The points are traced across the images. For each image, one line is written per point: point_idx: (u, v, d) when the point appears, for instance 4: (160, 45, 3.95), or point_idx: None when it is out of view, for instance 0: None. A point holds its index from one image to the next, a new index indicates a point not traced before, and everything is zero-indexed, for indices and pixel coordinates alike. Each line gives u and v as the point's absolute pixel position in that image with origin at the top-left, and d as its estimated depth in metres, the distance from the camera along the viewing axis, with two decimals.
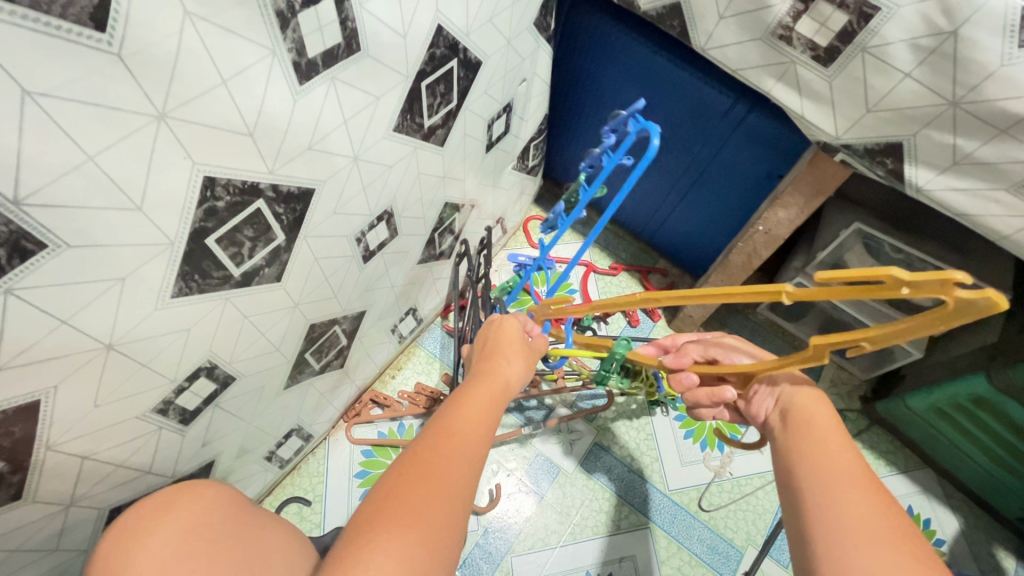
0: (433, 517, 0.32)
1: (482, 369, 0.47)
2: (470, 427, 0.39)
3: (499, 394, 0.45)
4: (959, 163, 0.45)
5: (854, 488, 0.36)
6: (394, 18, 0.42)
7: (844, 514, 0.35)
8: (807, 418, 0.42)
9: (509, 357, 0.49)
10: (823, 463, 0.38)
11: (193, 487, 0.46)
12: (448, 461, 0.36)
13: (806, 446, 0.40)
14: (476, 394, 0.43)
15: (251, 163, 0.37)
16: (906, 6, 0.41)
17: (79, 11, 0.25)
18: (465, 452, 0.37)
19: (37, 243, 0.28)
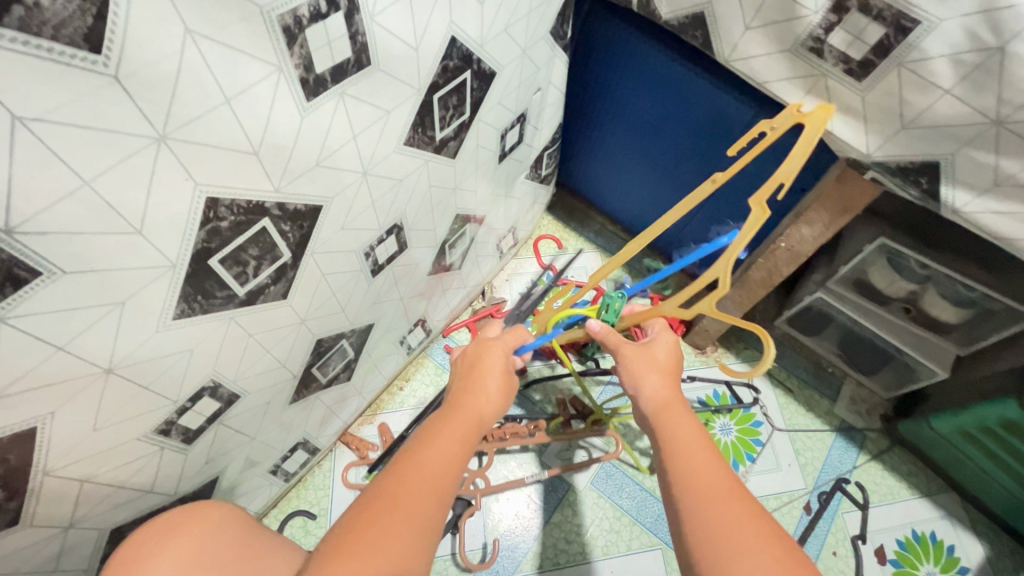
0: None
1: (454, 400, 0.46)
2: (442, 457, 0.39)
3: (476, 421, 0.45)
4: (1001, 185, 0.42)
5: (735, 511, 0.36)
6: (405, 31, 0.40)
7: (721, 534, 0.35)
8: (679, 434, 0.43)
9: (484, 382, 0.48)
10: (700, 479, 0.39)
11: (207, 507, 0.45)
12: (406, 506, 0.34)
13: (682, 463, 0.40)
14: (445, 423, 0.43)
15: (255, 181, 0.36)
16: (950, 19, 0.38)
17: (73, 32, 0.23)
18: (434, 491, 0.36)
19: (30, 270, 0.27)
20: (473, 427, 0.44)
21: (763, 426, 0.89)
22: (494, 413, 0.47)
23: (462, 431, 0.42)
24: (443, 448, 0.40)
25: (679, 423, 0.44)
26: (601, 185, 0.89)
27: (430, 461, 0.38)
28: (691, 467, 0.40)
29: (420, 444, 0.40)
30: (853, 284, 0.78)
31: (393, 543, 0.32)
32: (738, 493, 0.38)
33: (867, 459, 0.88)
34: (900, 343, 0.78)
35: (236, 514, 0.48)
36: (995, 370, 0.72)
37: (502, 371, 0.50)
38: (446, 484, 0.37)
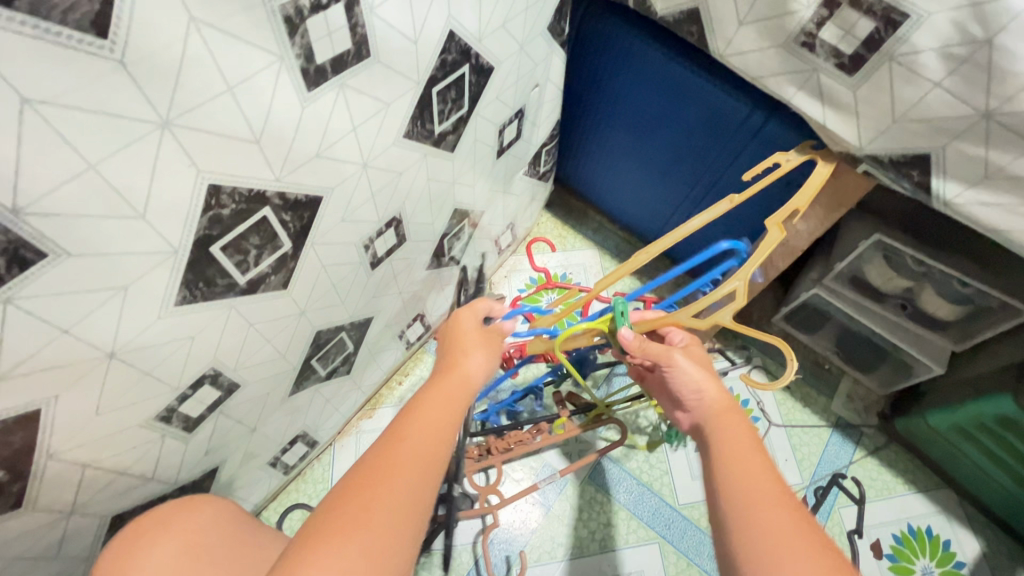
0: (383, 549, 0.31)
1: (445, 366, 0.47)
2: (432, 424, 0.39)
3: (462, 389, 0.44)
4: (991, 178, 0.43)
5: (785, 519, 0.35)
6: (404, 23, 0.41)
7: (769, 538, 0.34)
8: (729, 440, 0.42)
9: (470, 348, 0.49)
10: (747, 482, 0.38)
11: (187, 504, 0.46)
12: (397, 479, 0.34)
13: (729, 467, 0.39)
14: (438, 390, 0.43)
15: (256, 170, 0.36)
16: (938, 13, 0.39)
17: (80, 17, 0.24)
18: (422, 460, 0.36)
19: (36, 252, 0.28)
20: (461, 390, 0.44)
21: (760, 421, 0.90)
22: (482, 371, 0.47)
23: (443, 404, 0.41)
24: (424, 423, 0.39)
25: (730, 429, 0.43)
26: (600, 183, 0.89)
27: (422, 430, 0.38)
28: (740, 471, 0.39)
29: (412, 412, 0.40)
30: (849, 280, 0.79)
31: (382, 517, 0.32)
32: (791, 505, 0.36)
33: (864, 455, 0.88)
34: (896, 340, 0.79)
35: (222, 506, 0.49)
36: (991, 366, 0.72)
37: (482, 333, 0.51)
38: (437, 452, 0.38)
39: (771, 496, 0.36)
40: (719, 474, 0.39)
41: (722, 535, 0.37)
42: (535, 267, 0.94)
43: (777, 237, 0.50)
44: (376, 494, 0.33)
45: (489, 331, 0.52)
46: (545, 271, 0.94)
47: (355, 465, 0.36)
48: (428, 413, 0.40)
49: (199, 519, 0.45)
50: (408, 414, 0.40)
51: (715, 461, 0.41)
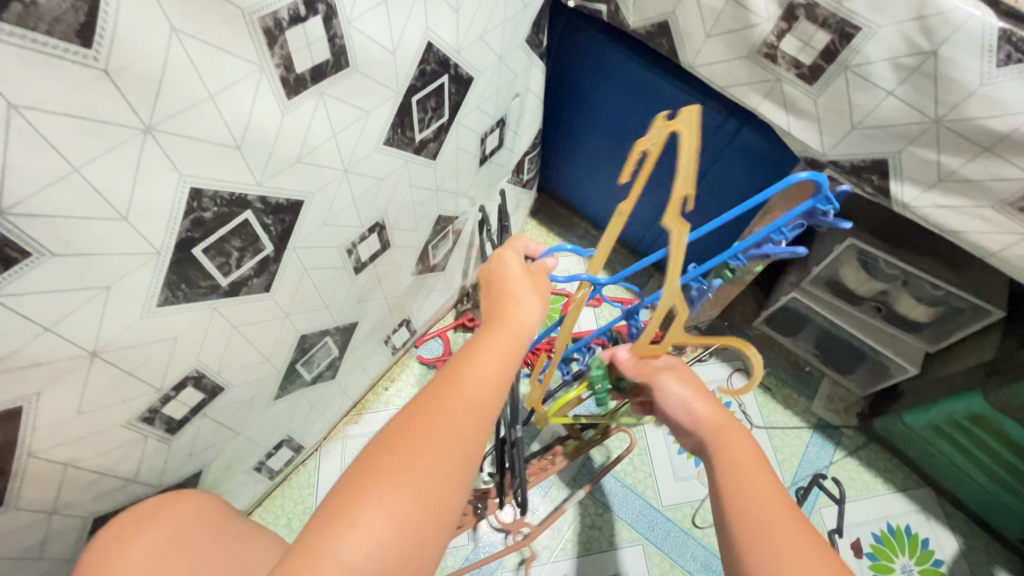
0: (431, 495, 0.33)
1: (497, 312, 0.45)
2: (485, 371, 0.39)
3: (516, 335, 0.43)
4: (944, 181, 0.45)
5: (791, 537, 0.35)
6: (382, 35, 0.42)
7: (777, 550, 0.35)
8: (736, 450, 0.42)
9: (525, 292, 0.47)
10: (753, 491, 0.38)
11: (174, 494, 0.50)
12: (449, 428, 0.35)
13: (735, 480, 0.40)
14: (494, 335, 0.42)
15: (238, 175, 0.38)
16: (887, 26, 0.42)
17: (65, 28, 0.26)
18: (474, 406, 0.37)
19: (21, 251, 0.29)
20: (517, 338, 0.43)
21: (743, 423, 0.91)
22: (538, 315, 0.46)
23: (497, 354, 0.41)
24: (481, 371, 0.39)
25: (736, 439, 0.43)
26: (582, 191, 0.91)
27: (478, 377, 0.39)
28: (741, 483, 0.39)
29: (466, 357, 0.40)
30: (825, 284, 0.81)
31: (434, 465, 0.33)
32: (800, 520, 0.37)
33: (844, 455, 0.90)
34: (872, 341, 0.81)
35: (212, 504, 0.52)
36: (963, 365, 0.74)
37: (529, 277, 0.49)
38: (488, 397, 0.38)
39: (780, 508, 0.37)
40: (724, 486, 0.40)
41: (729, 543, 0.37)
42: None
43: (680, 237, 0.36)
44: (425, 441, 0.34)
45: (536, 276, 0.50)
46: None
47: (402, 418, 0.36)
48: (481, 359, 0.40)
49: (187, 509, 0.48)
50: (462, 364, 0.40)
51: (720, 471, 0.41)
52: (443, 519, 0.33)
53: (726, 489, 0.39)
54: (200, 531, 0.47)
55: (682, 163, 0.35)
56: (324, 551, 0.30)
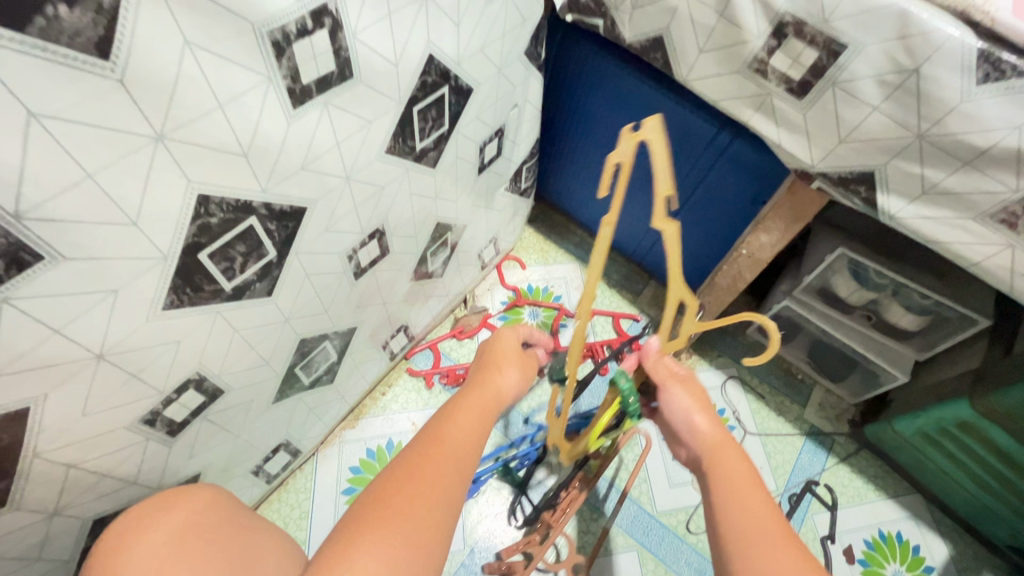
0: (419, 542, 0.34)
1: (478, 376, 0.50)
2: (465, 433, 0.42)
3: (493, 400, 0.47)
4: (928, 194, 0.47)
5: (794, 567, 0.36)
6: (385, 48, 0.44)
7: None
8: (734, 474, 0.43)
9: (504, 361, 0.52)
10: (749, 516, 0.39)
11: (176, 496, 0.49)
12: (435, 480, 0.37)
13: (730, 503, 0.41)
14: (472, 399, 0.46)
15: (244, 182, 0.39)
16: (872, 44, 0.43)
17: (85, 41, 0.27)
18: (455, 467, 0.39)
19: (35, 254, 0.30)
20: (493, 401, 0.47)
21: (737, 430, 0.92)
22: (515, 385, 0.50)
23: (473, 416, 0.44)
24: (461, 431, 0.42)
25: (732, 468, 0.43)
26: (578, 199, 0.93)
27: (459, 441, 0.41)
28: (737, 505, 0.40)
29: (447, 420, 0.43)
30: (817, 292, 0.83)
31: (422, 513, 0.35)
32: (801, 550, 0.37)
33: (836, 461, 0.91)
34: (864, 350, 0.82)
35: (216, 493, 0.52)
36: (951, 373, 0.76)
37: (520, 355, 0.53)
38: (466, 461, 0.40)
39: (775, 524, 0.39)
40: (723, 509, 0.40)
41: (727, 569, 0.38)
42: (507, 285, 0.97)
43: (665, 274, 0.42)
44: (410, 494, 0.36)
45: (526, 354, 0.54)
46: (517, 289, 0.96)
47: (386, 468, 0.38)
48: (463, 421, 0.43)
49: (200, 505, 0.49)
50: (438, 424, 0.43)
51: (718, 496, 0.42)
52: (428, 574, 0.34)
53: (722, 514, 0.40)
54: (216, 528, 0.47)
55: (659, 169, 0.36)
56: None
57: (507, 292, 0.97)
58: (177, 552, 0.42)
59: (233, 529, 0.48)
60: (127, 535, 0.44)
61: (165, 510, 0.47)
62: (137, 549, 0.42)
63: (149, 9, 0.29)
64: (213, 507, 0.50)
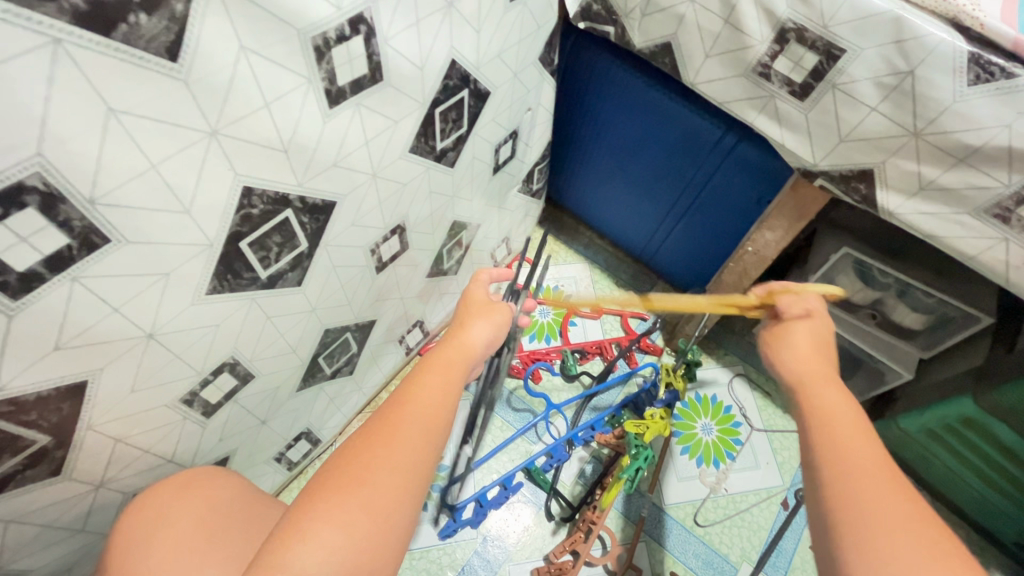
0: (378, 504, 0.36)
1: (446, 337, 0.51)
2: (430, 394, 0.43)
3: (460, 354, 0.48)
4: (925, 189, 0.49)
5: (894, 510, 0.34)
6: (412, 52, 0.47)
7: (870, 526, 0.34)
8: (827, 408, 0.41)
9: (469, 318, 0.53)
10: (841, 452, 0.38)
11: (195, 478, 0.51)
12: (394, 444, 0.38)
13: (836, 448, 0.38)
14: (442, 356, 0.47)
15: (282, 175, 0.42)
16: (869, 48, 0.46)
17: (158, 46, 0.30)
18: (417, 428, 0.40)
19: (103, 237, 0.33)
20: (460, 357, 0.48)
21: (743, 426, 0.92)
22: (482, 338, 0.51)
23: (437, 377, 0.45)
24: (428, 393, 0.43)
25: (827, 400, 0.42)
26: (588, 201, 0.96)
27: (420, 397, 0.42)
28: (847, 446, 0.38)
29: (416, 380, 0.44)
30: None
31: (379, 478, 0.36)
32: (898, 483, 0.36)
33: None
34: (870, 348, 0.84)
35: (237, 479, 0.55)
36: (954, 371, 0.77)
37: (488, 306, 0.55)
38: (430, 419, 0.41)
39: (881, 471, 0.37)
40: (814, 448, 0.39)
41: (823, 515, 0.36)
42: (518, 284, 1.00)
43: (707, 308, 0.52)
44: (368, 459, 0.37)
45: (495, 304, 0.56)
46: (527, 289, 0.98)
47: (353, 433, 0.40)
48: (429, 382, 0.44)
49: (220, 484, 0.52)
50: (403, 388, 0.43)
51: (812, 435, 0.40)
52: (391, 536, 0.36)
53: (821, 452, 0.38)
54: (226, 508, 0.50)
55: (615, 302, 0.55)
56: (279, 562, 0.33)
57: None
58: (194, 550, 0.45)
59: (246, 505, 0.52)
60: (156, 502, 0.47)
61: (189, 488, 0.50)
62: (165, 528, 0.46)
63: (211, 17, 0.32)
64: (232, 488, 0.53)
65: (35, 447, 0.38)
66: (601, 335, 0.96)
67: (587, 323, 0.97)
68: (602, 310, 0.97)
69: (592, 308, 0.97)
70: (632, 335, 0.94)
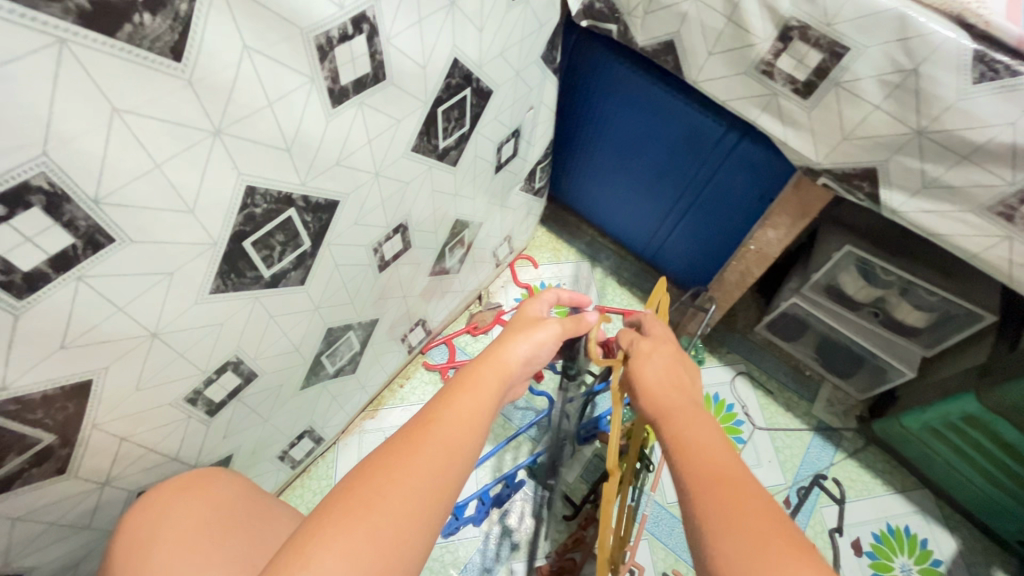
0: (389, 532, 0.34)
1: (482, 354, 0.50)
2: (459, 418, 0.42)
3: (496, 377, 0.47)
4: (928, 187, 0.49)
5: (754, 525, 0.33)
6: (414, 51, 0.47)
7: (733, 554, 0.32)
8: (680, 431, 0.41)
9: (515, 333, 0.52)
10: (703, 468, 0.37)
11: (196, 479, 0.51)
12: (413, 470, 0.37)
13: (702, 480, 0.36)
14: (476, 377, 0.46)
15: (285, 175, 0.42)
16: (873, 46, 0.46)
17: (163, 45, 0.30)
18: (444, 457, 0.39)
19: (107, 236, 0.33)
20: (495, 379, 0.47)
21: (745, 425, 0.93)
22: (523, 355, 0.50)
23: (467, 400, 0.44)
24: (457, 418, 0.42)
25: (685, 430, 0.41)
26: (590, 200, 0.95)
27: (452, 420, 0.41)
28: (702, 477, 0.36)
29: (445, 401, 0.43)
30: (824, 290, 0.84)
31: (394, 505, 0.35)
32: (761, 508, 0.34)
33: (844, 456, 0.92)
34: (872, 346, 0.83)
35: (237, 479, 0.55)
36: (957, 369, 0.77)
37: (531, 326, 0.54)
38: (456, 445, 0.40)
39: (730, 494, 0.35)
40: (682, 476, 0.37)
41: (698, 544, 0.34)
42: (520, 282, 1.00)
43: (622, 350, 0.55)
44: (384, 483, 0.36)
45: (534, 322, 0.55)
46: (529, 287, 0.99)
47: (372, 453, 0.39)
48: (461, 405, 0.43)
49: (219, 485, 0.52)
50: (430, 410, 0.42)
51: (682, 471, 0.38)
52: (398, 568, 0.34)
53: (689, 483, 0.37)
54: (226, 507, 0.50)
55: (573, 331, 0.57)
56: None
57: (519, 290, 0.99)
58: (196, 549, 0.44)
59: (246, 504, 0.52)
60: (159, 502, 0.47)
61: (188, 489, 0.49)
62: (168, 526, 0.45)
63: (215, 17, 0.32)
64: (231, 488, 0.53)
65: (41, 445, 0.39)
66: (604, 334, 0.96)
67: None
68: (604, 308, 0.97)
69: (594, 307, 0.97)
70: None
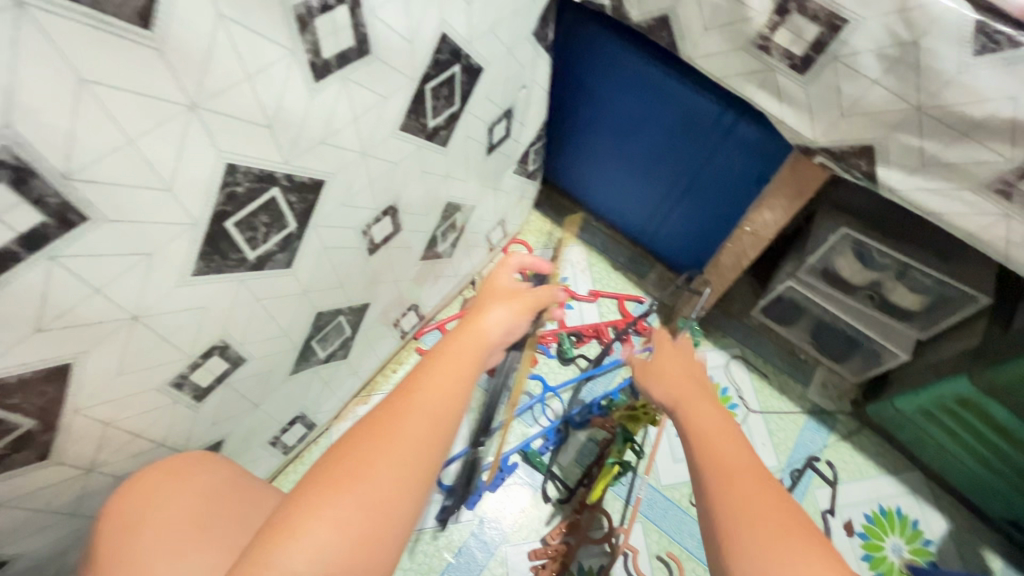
0: (374, 500, 0.34)
1: (462, 322, 0.50)
2: (441, 380, 0.41)
3: (476, 341, 0.47)
4: (926, 165, 0.48)
5: (782, 534, 0.38)
6: (400, 24, 0.45)
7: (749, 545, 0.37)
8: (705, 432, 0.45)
9: (490, 304, 0.52)
10: (722, 461, 0.42)
11: (189, 464, 0.50)
12: (396, 436, 0.37)
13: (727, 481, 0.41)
14: (457, 346, 0.46)
15: (267, 152, 0.41)
16: (872, 18, 0.45)
17: (131, 12, 0.29)
18: (425, 421, 0.38)
19: (80, 215, 0.32)
20: (476, 344, 0.47)
21: (739, 408, 0.94)
22: (499, 324, 0.50)
23: (449, 364, 0.43)
24: (439, 380, 0.41)
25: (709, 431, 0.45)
26: (584, 183, 0.94)
27: (431, 383, 0.41)
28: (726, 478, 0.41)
29: (425, 365, 0.43)
30: (820, 273, 0.84)
31: (379, 472, 0.35)
32: (767, 494, 0.40)
33: (837, 439, 0.93)
34: (866, 329, 0.83)
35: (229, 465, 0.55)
36: (950, 351, 0.77)
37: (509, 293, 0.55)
38: (440, 409, 0.39)
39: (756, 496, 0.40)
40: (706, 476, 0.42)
41: (710, 523, 0.40)
42: None
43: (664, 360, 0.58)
44: (367, 451, 0.36)
45: (514, 292, 0.55)
46: None
47: (356, 423, 0.38)
48: (440, 368, 0.43)
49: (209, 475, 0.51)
50: (412, 375, 0.42)
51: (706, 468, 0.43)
52: (387, 533, 0.34)
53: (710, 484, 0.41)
54: (214, 499, 0.49)
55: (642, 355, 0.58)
56: (266, 560, 0.31)
57: None
58: (181, 551, 0.44)
59: (235, 493, 0.51)
60: (146, 492, 0.47)
61: (177, 478, 0.48)
62: (157, 523, 0.45)
63: None
64: (220, 475, 0.52)
65: (21, 430, 0.38)
66: (599, 319, 0.95)
67: (583, 306, 0.96)
68: (599, 293, 0.96)
69: (588, 291, 0.97)
70: (629, 318, 0.94)
